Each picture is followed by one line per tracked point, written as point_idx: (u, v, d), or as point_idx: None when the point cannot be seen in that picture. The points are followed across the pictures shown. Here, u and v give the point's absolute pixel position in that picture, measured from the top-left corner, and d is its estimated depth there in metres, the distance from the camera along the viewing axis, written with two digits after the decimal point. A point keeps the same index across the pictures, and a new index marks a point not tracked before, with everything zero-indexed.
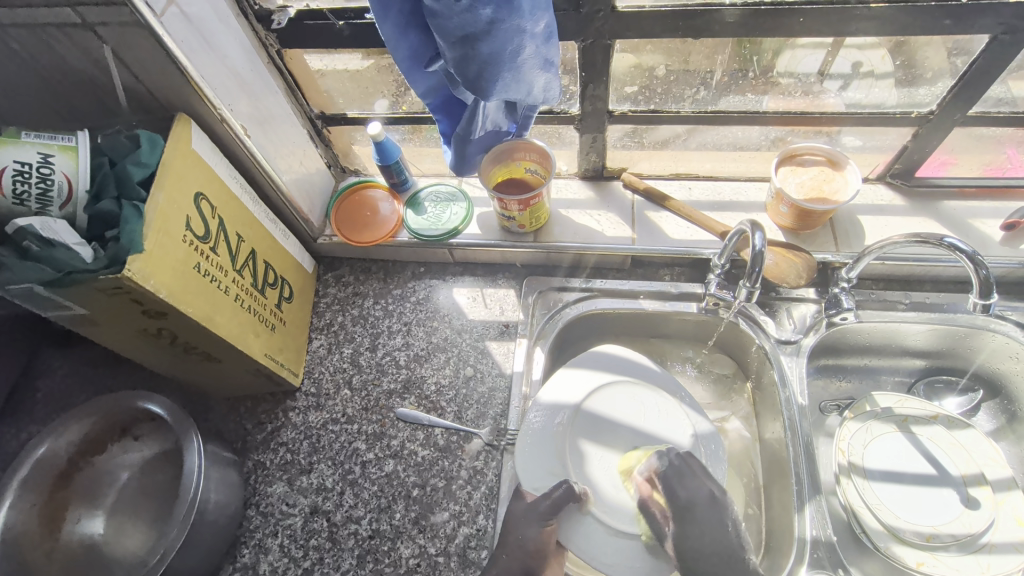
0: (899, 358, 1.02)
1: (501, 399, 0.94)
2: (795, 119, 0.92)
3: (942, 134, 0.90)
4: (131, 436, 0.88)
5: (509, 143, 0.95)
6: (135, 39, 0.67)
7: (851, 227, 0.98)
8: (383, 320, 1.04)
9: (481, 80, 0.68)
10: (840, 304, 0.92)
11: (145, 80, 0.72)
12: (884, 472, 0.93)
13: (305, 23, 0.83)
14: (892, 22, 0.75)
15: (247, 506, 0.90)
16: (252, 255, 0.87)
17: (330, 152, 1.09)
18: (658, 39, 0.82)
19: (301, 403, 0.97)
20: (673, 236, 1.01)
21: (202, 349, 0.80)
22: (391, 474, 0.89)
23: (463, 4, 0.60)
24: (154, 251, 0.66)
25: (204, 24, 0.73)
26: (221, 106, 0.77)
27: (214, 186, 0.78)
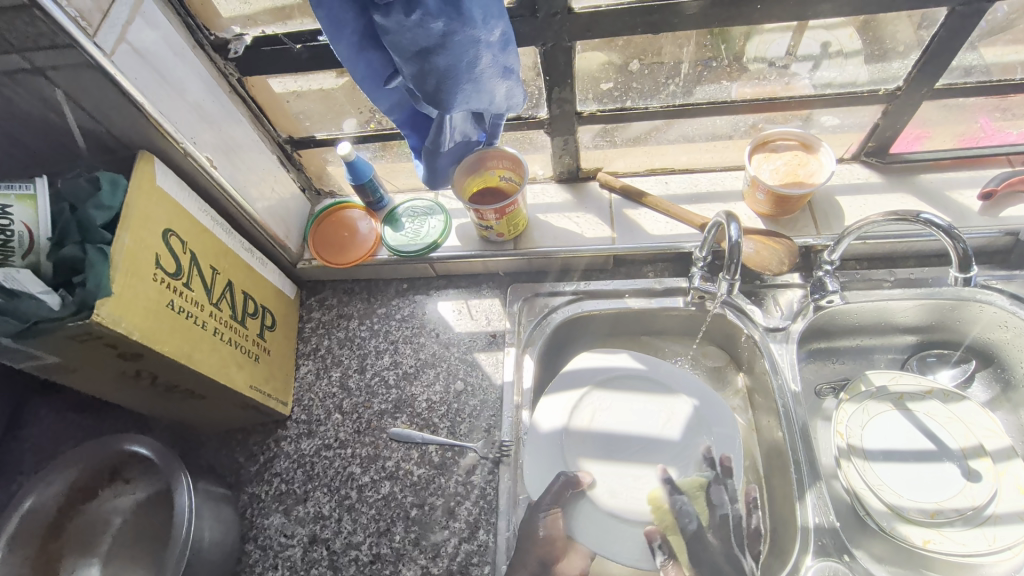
0: (890, 336, 1.02)
1: (493, 410, 0.93)
2: (764, 106, 0.92)
3: (912, 109, 0.89)
4: (122, 479, 0.87)
5: (480, 153, 0.94)
6: (86, 79, 0.66)
7: (830, 208, 0.97)
8: (370, 340, 1.04)
9: (440, 94, 0.67)
10: (825, 288, 0.91)
11: (101, 119, 0.70)
12: (883, 452, 0.93)
13: (262, 50, 0.82)
14: (848, 3, 0.75)
15: (245, 541, 0.88)
16: (229, 286, 0.86)
17: (303, 175, 1.08)
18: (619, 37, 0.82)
19: (293, 431, 0.96)
20: (652, 232, 1.00)
21: (184, 386, 0.78)
22: (388, 496, 0.88)
23: (414, 19, 0.59)
24: (123, 294, 0.64)
25: (158, 58, 0.72)
26: (183, 140, 0.77)
27: (183, 221, 0.78)
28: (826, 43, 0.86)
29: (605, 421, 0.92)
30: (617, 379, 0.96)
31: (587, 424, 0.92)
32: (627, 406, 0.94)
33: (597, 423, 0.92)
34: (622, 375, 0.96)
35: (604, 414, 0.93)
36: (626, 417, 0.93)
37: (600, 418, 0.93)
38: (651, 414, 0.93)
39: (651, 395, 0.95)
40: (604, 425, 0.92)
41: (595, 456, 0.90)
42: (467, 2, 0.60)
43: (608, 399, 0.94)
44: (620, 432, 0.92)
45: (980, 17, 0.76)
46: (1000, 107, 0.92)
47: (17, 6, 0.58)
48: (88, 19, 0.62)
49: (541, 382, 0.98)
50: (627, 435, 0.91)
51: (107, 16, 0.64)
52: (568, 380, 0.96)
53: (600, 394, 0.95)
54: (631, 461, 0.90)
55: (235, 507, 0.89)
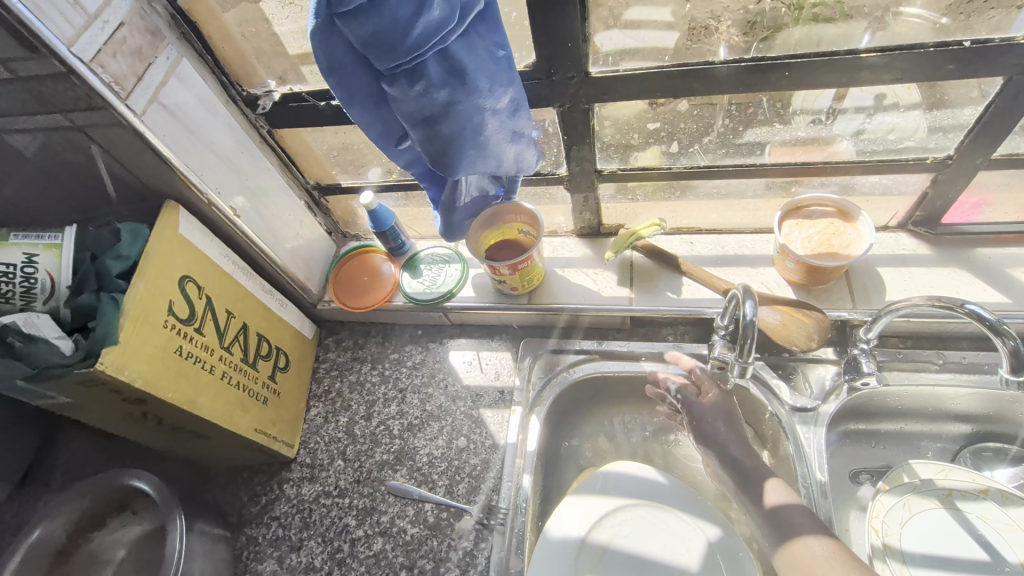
0: (939, 422, 0.92)
1: (495, 472, 0.90)
2: (796, 171, 0.87)
3: (966, 179, 0.82)
4: (129, 510, 0.88)
5: (497, 208, 0.94)
6: (119, 136, 0.70)
7: (870, 280, 0.90)
8: (379, 386, 1.03)
9: (446, 159, 0.67)
10: (860, 369, 0.83)
11: (133, 170, 0.74)
12: (925, 556, 0.83)
13: (289, 105, 0.85)
14: (889, 71, 0.70)
15: None
16: (243, 328, 0.88)
17: (329, 219, 1.11)
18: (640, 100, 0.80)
19: (295, 474, 0.97)
20: (673, 295, 0.96)
21: (189, 428, 0.80)
22: (379, 554, 0.86)
23: (418, 89, 0.60)
24: (131, 341, 0.67)
25: (188, 115, 0.76)
26: (208, 191, 0.80)
27: (201, 266, 0.80)
28: (881, 94, 0.75)
29: (624, 553, 0.78)
30: (653, 511, 0.81)
31: (604, 547, 0.78)
32: (656, 544, 0.78)
33: (614, 553, 0.77)
34: (660, 509, 0.81)
35: (625, 541, 0.78)
36: (652, 555, 0.77)
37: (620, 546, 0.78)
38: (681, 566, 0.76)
39: (687, 544, 0.78)
40: (621, 553, 0.77)
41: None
42: (472, 73, 0.60)
43: (633, 528, 0.79)
44: (640, 573, 0.76)
45: None
46: None
47: (56, 74, 0.62)
48: (121, 83, 0.66)
49: (547, 444, 0.94)
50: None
51: (141, 79, 0.69)
52: (597, 490, 0.82)
53: (627, 519, 0.80)
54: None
55: (231, 548, 0.90)
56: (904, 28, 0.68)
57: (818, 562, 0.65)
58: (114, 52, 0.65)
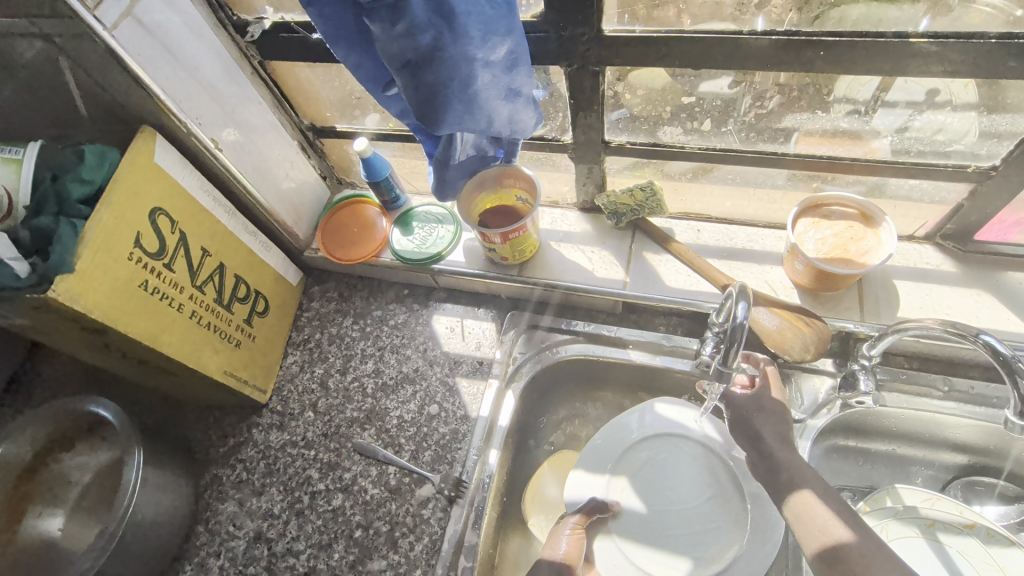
0: (936, 450, 0.86)
1: (463, 443, 0.88)
2: (821, 165, 0.79)
3: (1009, 195, 0.73)
4: (99, 436, 0.88)
5: (496, 170, 0.88)
6: (90, 51, 0.66)
7: (884, 293, 0.83)
8: (359, 342, 1.01)
9: (431, 112, 0.61)
10: (856, 387, 0.77)
11: (106, 89, 0.70)
12: None
13: (280, 36, 0.79)
14: (940, 62, 0.61)
15: (196, 521, 0.89)
16: (220, 269, 0.85)
17: (324, 163, 1.06)
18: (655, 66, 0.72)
19: (265, 420, 0.96)
20: (670, 284, 0.90)
21: (154, 364, 0.79)
22: (337, 510, 0.86)
23: (400, 30, 0.54)
24: (89, 270, 0.65)
25: (170, 36, 0.71)
26: (188, 121, 0.76)
27: (177, 200, 0.77)
28: (935, 89, 0.68)
29: (655, 474, 0.82)
30: (690, 442, 0.83)
31: (638, 467, 0.82)
32: (690, 470, 0.81)
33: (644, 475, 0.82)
34: (695, 440, 0.83)
35: (658, 463, 0.82)
36: (684, 479, 0.81)
37: (648, 475, 0.82)
38: (711, 492, 0.79)
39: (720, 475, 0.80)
40: (653, 474, 0.82)
41: (633, 500, 0.80)
42: (462, 17, 0.55)
43: (669, 454, 0.83)
44: (668, 494, 0.80)
45: None
46: None
47: None
48: None
49: (520, 421, 0.91)
50: (677, 496, 0.80)
51: None
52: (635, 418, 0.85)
53: (664, 446, 0.83)
54: (671, 524, 0.78)
55: (194, 485, 0.90)
56: (962, 16, 0.60)
57: (833, 526, 0.61)
58: None
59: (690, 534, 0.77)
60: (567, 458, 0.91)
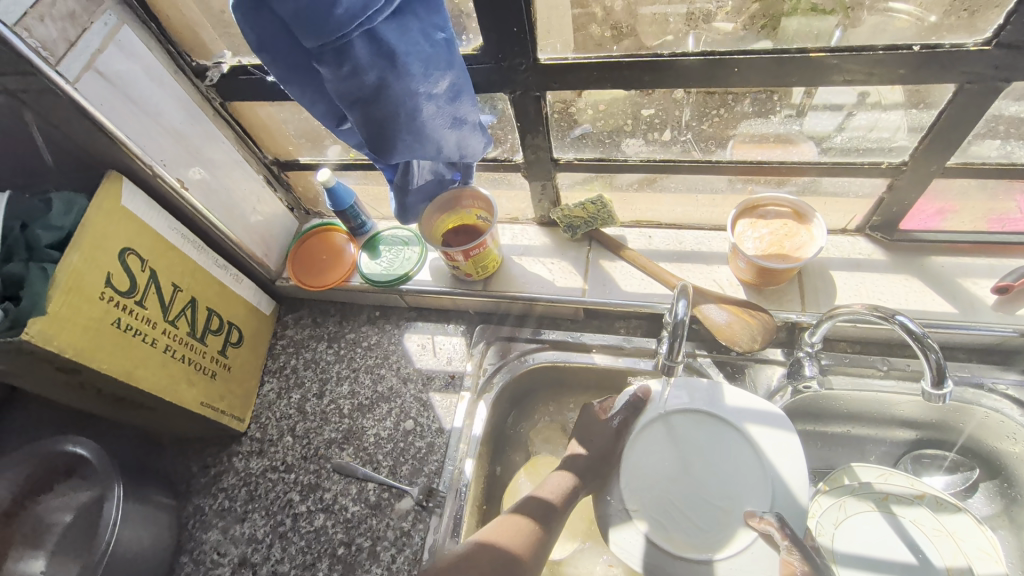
0: (885, 428, 0.92)
1: (439, 455, 0.91)
2: (753, 169, 0.85)
3: (922, 186, 0.80)
4: (78, 476, 0.89)
5: (454, 192, 0.93)
6: (53, 103, 0.69)
7: (822, 283, 0.89)
8: (334, 364, 1.04)
9: (382, 143, 0.66)
10: (801, 372, 0.84)
11: (70, 137, 0.73)
12: (855, 557, 0.84)
13: (238, 78, 0.83)
14: (843, 72, 0.68)
15: (180, 552, 0.90)
16: (191, 303, 0.88)
17: (291, 195, 1.10)
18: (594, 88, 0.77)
19: (245, 448, 0.98)
20: (626, 288, 0.95)
21: (130, 399, 0.81)
22: (320, 530, 0.88)
23: (346, 70, 0.59)
24: (60, 312, 0.67)
25: (131, 84, 0.75)
26: (153, 163, 0.79)
27: (146, 239, 0.80)
28: (865, 93, 0.72)
29: (683, 450, 0.80)
30: (715, 422, 0.81)
31: (663, 447, 0.80)
32: (714, 452, 0.79)
33: (673, 451, 0.80)
34: (720, 420, 0.81)
35: (681, 444, 0.80)
36: (702, 459, 0.79)
37: (678, 453, 0.80)
38: (733, 472, 0.78)
39: (745, 457, 0.79)
40: (676, 455, 0.80)
41: (655, 484, 0.79)
42: (403, 56, 0.59)
43: (693, 434, 0.81)
44: (693, 469, 0.79)
45: (997, 97, 0.67)
46: None
47: None
48: (50, 49, 0.65)
49: (494, 430, 0.95)
50: (701, 479, 0.78)
51: (74, 46, 0.68)
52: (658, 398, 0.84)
53: (688, 425, 0.81)
54: (692, 507, 0.77)
55: (176, 517, 0.91)
56: (880, 24, 0.65)
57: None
58: (43, 16, 0.64)
59: (712, 520, 0.76)
60: (543, 462, 0.95)
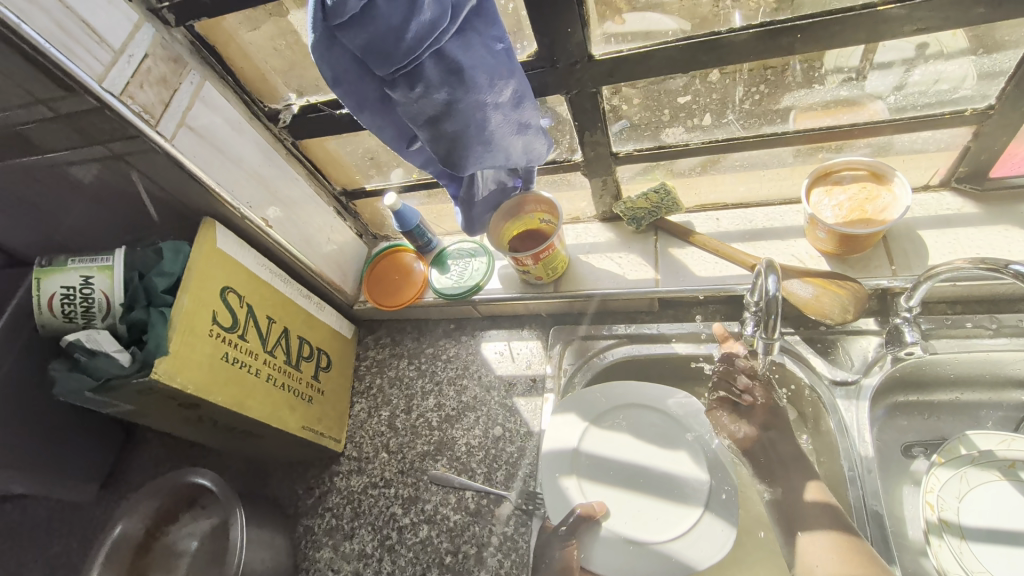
0: (997, 390, 0.86)
1: (530, 459, 0.92)
2: (822, 136, 0.82)
3: (1013, 128, 0.76)
4: (199, 505, 0.95)
5: (516, 199, 0.95)
6: (155, 161, 0.76)
7: (911, 245, 0.85)
8: (417, 380, 1.07)
9: (454, 157, 0.68)
10: (902, 339, 0.80)
11: (171, 191, 0.80)
12: (986, 531, 0.79)
13: (308, 117, 0.89)
14: (913, 21, 0.65)
15: (298, 571, 0.95)
16: (284, 333, 0.93)
17: (359, 222, 1.15)
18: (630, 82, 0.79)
19: (344, 467, 1.02)
20: (699, 273, 0.94)
21: (241, 427, 0.86)
22: (425, 540, 0.90)
23: (418, 91, 0.62)
24: (179, 351, 0.73)
25: (217, 136, 0.81)
26: (241, 205, 0.85)
27: (241, 277, 0.86)
28: (923, 44, 0.71)
29: (603, 450, 0.86)
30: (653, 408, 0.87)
31: (600, 447, 0.86)
32: (649, 440, 0.85)
33: (599, 454, 0.85)
34: (656, 408, 0.87)
35: (624, 432, 0.86)
36: (629, 451, 0.85)
37: (601, 452, 0.85)
38: (659, 453, 0.84)
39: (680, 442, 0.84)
40: (619, 444, 0.85)
41: (600, 471, 0.84)
42: (470, 70, 0.62)
43: (631, 424, 0.87)
44: (623, 463, 0.84)
45: None
46: None
47: (92, 109, 0.69)
48: (151, 112, 0.72)
49: None
50: (643, 466, 0.84)
51: (168, 106, 0.74)
52: (592, 394, 0.89)
53: (626, 414, 0.88)
54: (639, 499, 0.81)
55: (290, 537, 0.96)
56: None
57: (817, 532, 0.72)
58: (142, 84, 0.71)
59: (656, 505, 0.81)
60: None
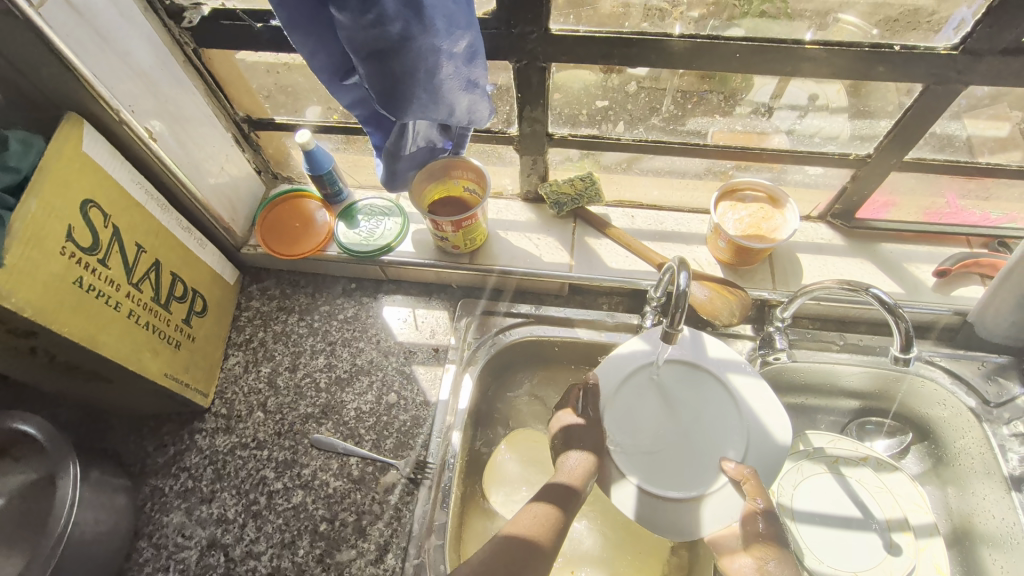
0: (835, 398, 1.01)
1: (424, 428, 0.89)
2: (737, 154, 0.89)
3: (881, 177, 0.88)
4: (11, 457, 0.78)
5: (444, 161, 0.91)
6: (10, 30, 0.61)
7: (789, 265, 0.97)
8: (307, 338, 0.99)
9: (394, 100, 0.64)
10: (773, 344, 0.90)
11: (25, 71, 0.65)
12: (811, 514, 0.93)
13: (220, 23, 0.77)
14: (829, 65, 0.73)
15: (138, 536, 0.83)
16: (156, 266, 0.81)
17: (259, 157, 1.03)
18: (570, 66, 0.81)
19: (209, 425, 0.91)
20: (611, 265, 0.98)
21: (87, 369, 0.73)
22: (298, 507, 0.84)
23: (369, 18, 0.56)
24: (18, 265, 0.60)
25: (99, 18, 0.67)
26: (119, 107, 0.72)
27: (109, 193, 0.73)
28: (813, 95, 0.82)
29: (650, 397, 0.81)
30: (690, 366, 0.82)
31: (645, 393, 0.81)
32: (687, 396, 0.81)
33: (642, 401, 0.81)
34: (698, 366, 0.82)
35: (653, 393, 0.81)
36: (676, 403, 0.81)
37: (645, 397, 0.81)
38: (710, 417, 0.79)
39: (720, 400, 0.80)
40: (649, 407, 0.81)
41: (639, 430, 0.79)
42: (429, 9, 0.58)
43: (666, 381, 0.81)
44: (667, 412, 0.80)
45: (955, 98, 0.75)
46: (971, 187, 0.90)
47: None
48: None
49: (478, 402, 0.95)
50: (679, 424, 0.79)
51: None
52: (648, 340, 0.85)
53: (656, 371, 0.82)
54: (670, 451, 0.78)
55: (133, 499, 0.84)
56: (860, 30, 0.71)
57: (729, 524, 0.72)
58: None
59: (692, 468, 0.76)
60: (522, 436, 0.95)
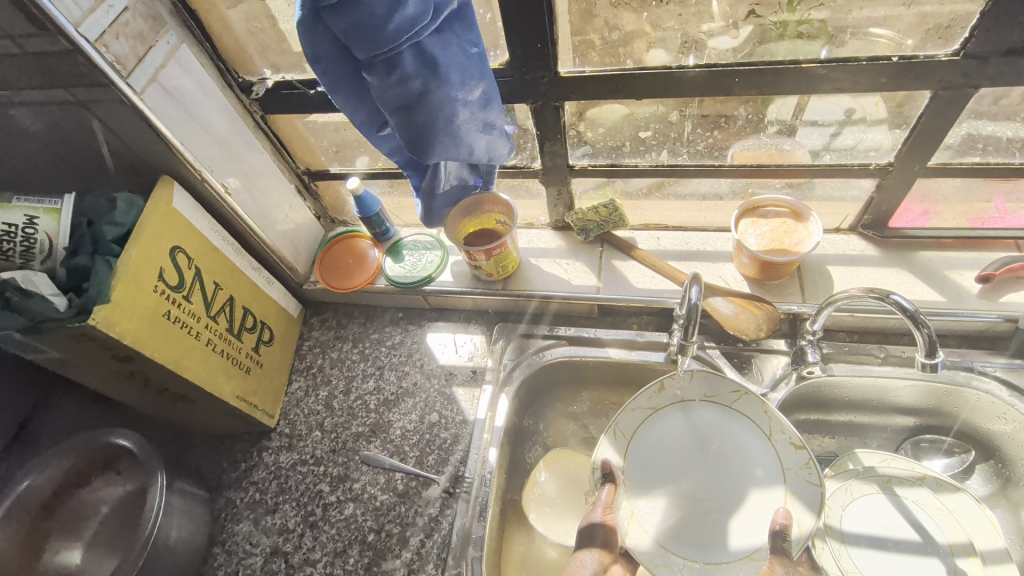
0: (884, 415, 0.97)
1: (463, 445, 0.95)
2: (753, 172, 0.92)
3: (906, 185, 0.88)
4: (114, 470, 0.92)
5: (475, 197, 0.99)
6: (120, 113, 0.76)
7: (820, 277, 0.97)
8: (359, 363, 1.08)
9: (421, 144, 0.73)
10: (806, 359, 0.90)
11: (131, 144, 0.80)
12: (864, 537, 0.89)
13: (281, 92, 0.91)
14: (831, 80, 0.75)
15: (213, 543, 0.93)
16: (230, 301, 0.93)
17: (319, 204, 1.16)
18: (608, 101, 0.86)
19: (274, 443, 1.01)
20: (637, 285, 1.02)
21: (174, 390, 0.85)
22: (349, 518, 0.92)
23: (394, 78, 0.66)
24: (121, 301, 0.73)
25: (187, 97, 0.82)
26: (202, 169, 0.86)
27: (193, 239, 0.86)
28: (851, 109, 0.82)
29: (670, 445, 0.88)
30: (715, 409, 0.89)
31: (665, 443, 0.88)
32: (712, 443, 0.87)
33: (660, 448, 0.88)
34: (728, 410, 0.88)
35: (690, 430, 0.89)
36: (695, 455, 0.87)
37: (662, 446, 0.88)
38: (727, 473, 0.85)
39: (750, 452, 0.86)
40: (684, 446, 0.88)
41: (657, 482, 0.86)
42: (444, 66, 0.67)
43: (695, 425, 0.89)
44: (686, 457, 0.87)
45: (968, 102, 0.75)
46: (1011, 189, 0.87)
47: (64, 51, 0.69)
48: (123, 63, 0.72)
49: (515, 421, 0.99)
50: (706, 474, 0.86)
51: (142, 61, 0.75)
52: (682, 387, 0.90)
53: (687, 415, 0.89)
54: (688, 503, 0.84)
55: (209, 509, 0.95)
56: (862, 46, 0.73)
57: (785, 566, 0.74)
58: (117, 34, 0.72)
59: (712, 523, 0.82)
60: (557, 456, 0.99)
